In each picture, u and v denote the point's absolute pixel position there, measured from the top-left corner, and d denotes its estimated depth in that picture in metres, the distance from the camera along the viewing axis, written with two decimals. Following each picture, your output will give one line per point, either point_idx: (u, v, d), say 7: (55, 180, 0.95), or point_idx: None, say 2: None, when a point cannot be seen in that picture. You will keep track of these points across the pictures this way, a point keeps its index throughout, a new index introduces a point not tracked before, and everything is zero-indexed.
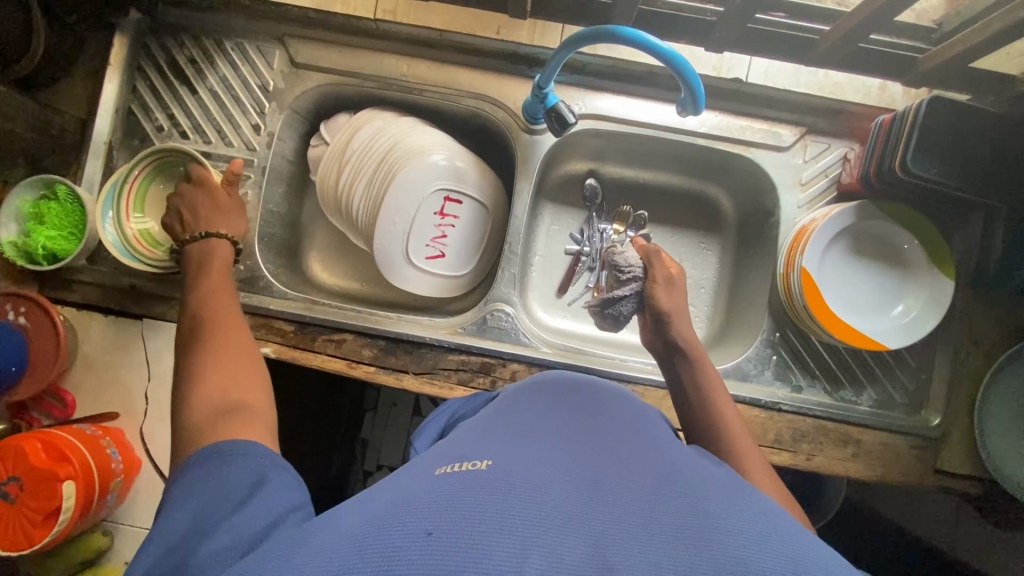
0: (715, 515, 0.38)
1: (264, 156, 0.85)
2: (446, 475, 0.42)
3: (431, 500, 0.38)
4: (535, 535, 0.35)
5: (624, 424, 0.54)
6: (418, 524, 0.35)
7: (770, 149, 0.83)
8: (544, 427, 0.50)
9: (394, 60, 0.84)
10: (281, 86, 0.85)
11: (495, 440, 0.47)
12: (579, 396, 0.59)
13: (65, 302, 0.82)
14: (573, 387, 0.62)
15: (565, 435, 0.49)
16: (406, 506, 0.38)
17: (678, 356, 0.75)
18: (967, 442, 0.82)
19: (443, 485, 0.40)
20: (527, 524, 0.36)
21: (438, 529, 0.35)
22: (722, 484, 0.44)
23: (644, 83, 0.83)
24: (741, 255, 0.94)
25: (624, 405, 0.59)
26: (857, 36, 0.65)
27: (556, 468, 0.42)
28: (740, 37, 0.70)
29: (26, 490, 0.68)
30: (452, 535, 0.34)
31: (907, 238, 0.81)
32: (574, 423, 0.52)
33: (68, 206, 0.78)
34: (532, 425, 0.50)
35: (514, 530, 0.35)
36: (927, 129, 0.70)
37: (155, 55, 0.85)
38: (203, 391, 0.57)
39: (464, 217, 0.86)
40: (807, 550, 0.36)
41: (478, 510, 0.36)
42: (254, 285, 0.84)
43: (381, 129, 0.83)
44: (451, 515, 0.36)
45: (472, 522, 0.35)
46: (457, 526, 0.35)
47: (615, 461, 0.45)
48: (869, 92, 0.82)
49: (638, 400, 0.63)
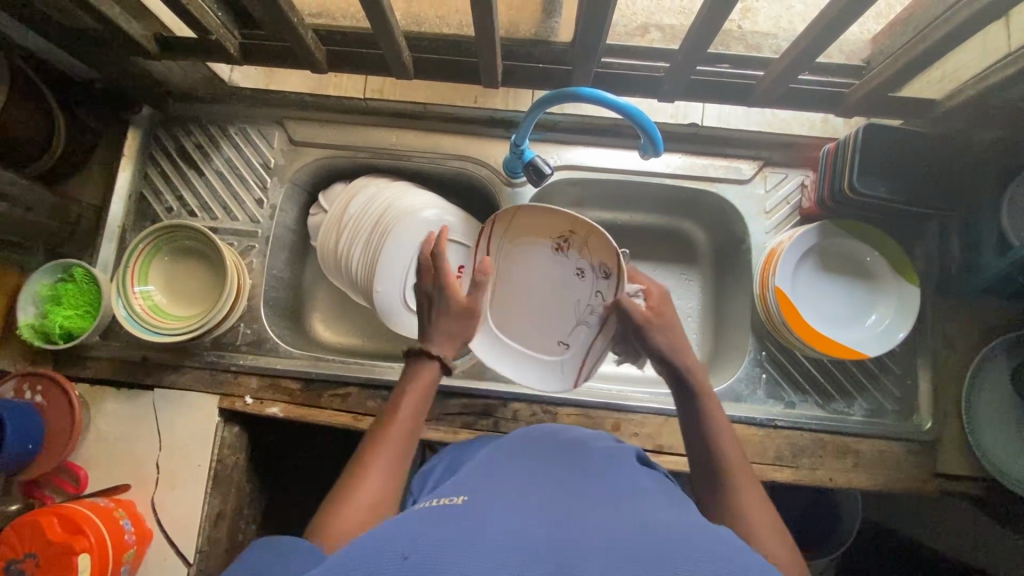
0: (669, 535, 0.42)
1: (267, 227, 0.91)
2: (422, 513, 0.43)
3: (408, 531, 0.40)
4: (506, 559, 0.37)
5: (594, 467, 0.56)
6: (394, 550, 0.37)
7: (732, 183, 0.90)
8: (517, 475, 0.53)
9: (383, 131, 0.93)
10: (281, 162, 0.93)
11: (470, 487, 0.49)
12: (552, 448, 0.61)
13: (79, 378, 0.86)
14: (549, 441, 0.64)
15: (537, 481, 0.51)
16: (383, 536, 0.39)
17: (683, 389, 0.66)
18: (962, 444, 0.84)
19: (419, 520, 0.42)
20: (498, 550, 0.38)
21: (414, 550, 0.36)
22: (681, 514, 0.47)
23: (611, 134, 0.91)
24: (721, 281, 0.99)
25: (589, 450, 0.61)
26: (790, 75, 0.74)
27: (526, 507, 0.45)
28: (687, 87, 0.79)
29: (42, 566, 0.69)
30: (428, 557, 0.36)
31: (869, 252, 0.87)
32: (543, 469, 0.54)
33: (85, 287, 0.83)
34: (499, 474, 0.53)
35: (486, 554, 0.37)
36: (868, 153, 0.78)
37: (165, 144, 0.93)
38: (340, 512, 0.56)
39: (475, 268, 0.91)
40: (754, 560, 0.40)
41: (454, 538, 0.39)
42: (261, 347, 0.87)
43: (374, 194, 0.90)
44: (428, 541, 0.38)
45: (448, 547, 0.37)
46: (431, 549, 0.37)
47: (578, 500, 0.47)
48: (813, 125, 0.92)
49: (612, 445, 0.65)
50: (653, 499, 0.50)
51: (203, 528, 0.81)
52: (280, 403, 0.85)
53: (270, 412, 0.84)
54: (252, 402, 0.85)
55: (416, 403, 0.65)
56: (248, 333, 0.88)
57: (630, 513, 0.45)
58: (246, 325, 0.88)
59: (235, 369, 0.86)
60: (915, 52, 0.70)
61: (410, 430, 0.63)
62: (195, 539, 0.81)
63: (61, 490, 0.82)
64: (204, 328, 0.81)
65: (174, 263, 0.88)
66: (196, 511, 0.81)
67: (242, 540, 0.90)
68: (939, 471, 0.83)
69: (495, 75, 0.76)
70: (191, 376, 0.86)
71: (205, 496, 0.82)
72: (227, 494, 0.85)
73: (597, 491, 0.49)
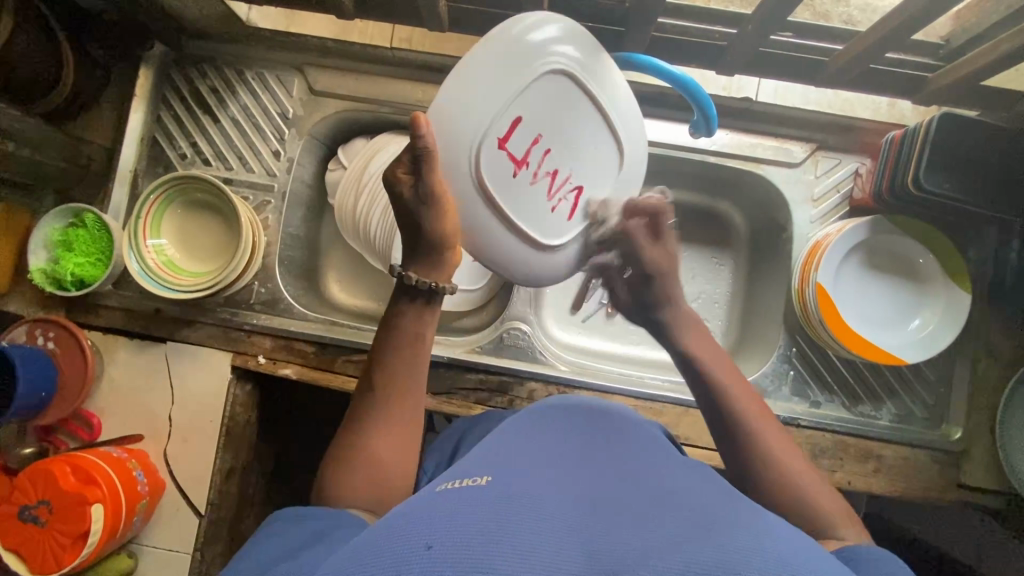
0: (709, 524, 0.39)
1: (285, 181, 0.87)
2: (448, 492, 0.42)
3: (435, 514, 0.38)
4: (534, 548, 0.36)
5: (624, 443, 0.54)
6: (417, 537, 0.36)
7: (781, 166, 0.84)
8: (548, 448, 0.51)
9: (409, 86, 0.86)
10: (300, 113, 0.87)
11: (496, 459, 0.48)
12: (584, 416, 0.59)
13: (92, 326, 0.84)
14: (580, 408, 0.61)
15: (569, 457, 0.49)
16: (405, 522, 0.38)
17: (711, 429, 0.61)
18: (992, 457, 0.81)
19: (445, 500, 0.41)
20: (526, 538, 0.36)
21: (437, 542, 0.35)
22: (725, 501, 0.44)
23: (655, 104, 0.83)
24: (756, 268, 0.94)
25: (619, 419, 0.60)
26: (868, 56, 0.66)
27: (556, 488, 0.43)
28: (751, 61, 0.72)
29: (55, 514, 0.70)
30: (455, 547, 0.35)
31: (921, 252, 0.81)
32: (577, 443, 0.52)
33: (96, 234, 0.80)
34: (524, 446, 0.51)
35: (512, 543, 0.36)
36: (938, 146, 0.71)
37: (178, 86, 0.87)
38: (347, 486, 0.54)
39: None
40: (804, 557, 0.37)
41: (477, 525, 0.37)
42: (275, 307, 0.85)
43: (398, 153, 0.84)
44: (451, 528, 0.36)
45: (473, 537, 0.36)
46: (454, 540, 0.35)
47: (607, 482, 0.45)
48: (878, 108, 0.85)
49: (641, 420, 0.63)
50: (694, 481, 0.48)
51: (215, 482, 0.82)
52: (293, 364, 0.84)
53: (283, 373, 0.83)
54: (266, 362, 0.83)
55: (399, 358, 0.60)
56: (261, 292, 0.85)
57: (663, 498, 0.43)
58: (259, 284, 0.85)
59: (248, 328, 0.84)
60: (1020, 38, 0.61)
61: (402, 381, 0.60)
62: (207, 492, 0.81)
63: (75, 437, 0.82)
64: (218, 286, 0.79)
65: (189, 214, 0.85)
66: (208, 466, 0.82)
67: (252, 493, 0.91)
68: (963, 482, 0.81)
69: None
70: (204, 332, 0.84)
71: (218, 451, 0.82)
72: (239, 450, 0.85)
73: (630, 474, 0.47)
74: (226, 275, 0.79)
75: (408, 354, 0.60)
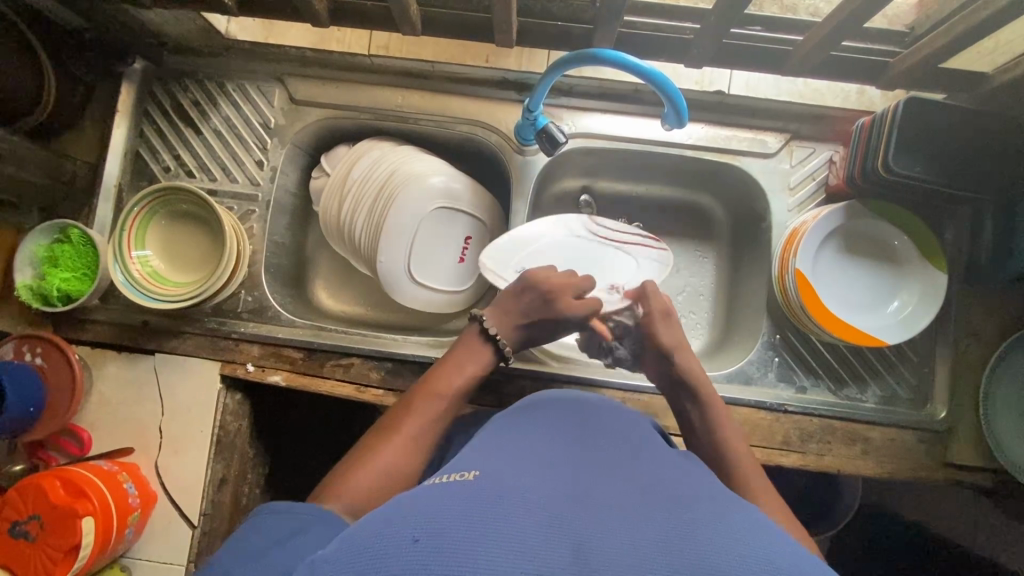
0: (692, 516, 0.39)
1: (268, 190, 0.88)
2: (437, 486, 0.42)
3: (425, 506, 0.39)
4: (520, 539, 0.36)
5: (612, 436, 0.54)
6: (405, 530, 0.36)
7: (757, 157, 0.85)
8: (536, 442, 0.51)
9: (389, 92, 0.88)
10: (282, 123, 0.88)
11: (485, 454, 0.48)
12: (574, 412, 0.59)
13: (79, 340, 0.84)
14: (569, 405, 0.61)
15: (558, 450, 0.49)
16: (392, 516, 0.38)
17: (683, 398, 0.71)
18: (976, 434, 0.82)
19: (433, 493, 0.41)
20: (513, 529, 0.36)
21: (425, 534, 0.35)
22: (707, 494, 0.44)
23: (631, 101, 0.85)
24: (737, 259, 0.96)
25: (609, 413, 0.60)
26: (830, 44, 0.68)
27: (543, 478, 0.43)
28: (718, 53, 0.74)
29: (46, 528, 0.70)
30: (439, 541, 0.35)
31: (896, 235, 0.83)
32: (566, 437, 0.52)
33: (82, 249, 0.80)
34: (516, 441, 0.51)
35: (499, 538, 0.35)
36: (904, 130, 0.73)
37: (160, 100, 0.88)
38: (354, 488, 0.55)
39: (476, 237, 0.88)
40: (782, 551, 0.37)
41: (466, 518, 0.37)
42: (262, 314, 0.86)
43: (380, 158, 0.85)
44: (439, 520, 0.36)
45: (459, 529, 0.36)
46: (441, 531, 0.36)
47: (593, 473, 0.45)
48: (847, 97, 0.87)
49: (625, 411, 0.64)
50: (678, 474, 0.48)
51: (207, 492, 0.82)
52: (282, 371, 0.84)
53: (272, 380, 0.83)
54: (254, 370, 0.84)
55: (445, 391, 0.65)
56: (248, 300, 0.86)
57: (648, 489, 0.43)
58: (246, 292, 0.86)
59: (235, 336, 0.84)
60: (974, 18, 0.64)
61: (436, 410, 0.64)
62: (199, 503, 0.81)
63: (65, 452, 0.82)
64: (203, 295, 0.80)
65: (174, 225, 0.86)
66: (200, 476, 0.82)
67: (245, 503, 0.91)
68: (949, 461, 0.81)
69: (510, 34, 0.71)
70: (191, 342, 0.84)
71: (210, 460, 0.82)
72: (231, 458, 0.85)
73: (617, 465, 0.47)
74: (212, 285, 0.80)
75: (453, 390, 0.66)
